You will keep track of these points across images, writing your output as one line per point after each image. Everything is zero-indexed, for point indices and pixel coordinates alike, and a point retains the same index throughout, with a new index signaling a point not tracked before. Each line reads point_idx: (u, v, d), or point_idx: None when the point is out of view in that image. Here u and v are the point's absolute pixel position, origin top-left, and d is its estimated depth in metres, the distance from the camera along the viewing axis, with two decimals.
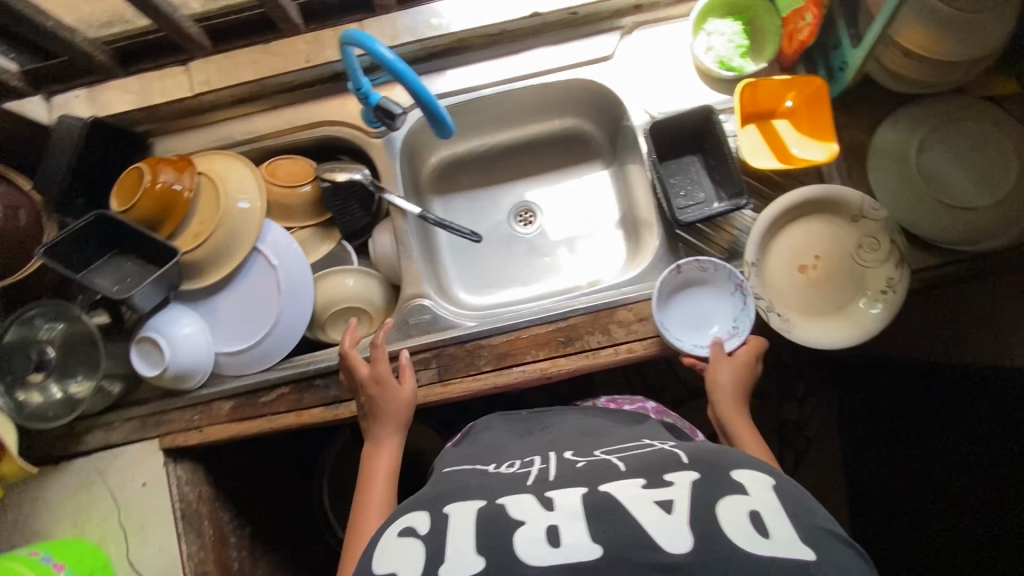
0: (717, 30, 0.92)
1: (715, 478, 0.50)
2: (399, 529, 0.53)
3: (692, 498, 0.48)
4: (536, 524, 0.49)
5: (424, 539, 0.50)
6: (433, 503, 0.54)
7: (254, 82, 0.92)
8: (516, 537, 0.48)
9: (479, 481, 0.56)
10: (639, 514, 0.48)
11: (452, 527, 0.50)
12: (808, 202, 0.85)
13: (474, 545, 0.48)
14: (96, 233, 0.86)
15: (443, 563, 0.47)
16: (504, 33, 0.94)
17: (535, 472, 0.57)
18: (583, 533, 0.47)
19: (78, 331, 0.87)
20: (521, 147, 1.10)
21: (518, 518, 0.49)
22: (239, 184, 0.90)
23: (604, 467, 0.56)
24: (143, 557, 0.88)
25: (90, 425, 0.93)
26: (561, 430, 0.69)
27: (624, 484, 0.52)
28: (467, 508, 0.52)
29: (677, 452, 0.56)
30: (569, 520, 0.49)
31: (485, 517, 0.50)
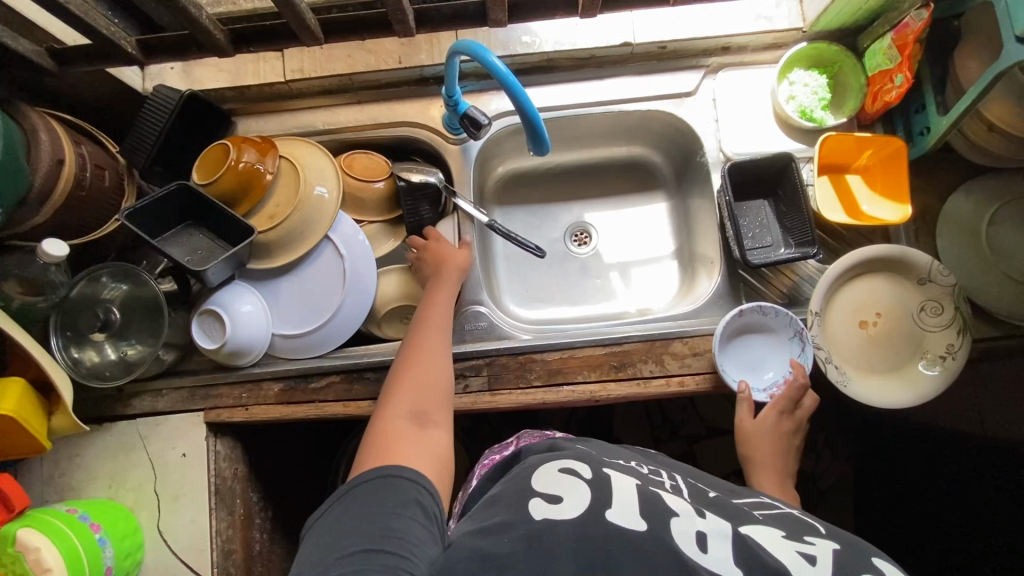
0: (801, 80, 0.93)
1: (857, 554, 0.51)
2: (561, 467, 0.62)
3: (834, 561, 0.49)
4: (687, 522, 0.53)
5: (587, 484, 0.58)
6: (591, 463, 0.63)
7: (344, 75, 0.95)
8: (671, 526, 0.52)
9: (625, 467, 0.64)
10: (780, 554, 0.50)
11: (617, 488, 0.57)
12: (874, 260, 0.85)
13: (636, 508, 0.54)
14: (175, 202, 0.87)
15: (609, 507, 0.54)
16: (594, 58, 0.96)
17: (669, 483, 0.63)
18: (728, 550, 0.50)
19: (144, 295, 0.88)
20: (586, 169, 1.12)
21: (672, 510, 0.55)
22: (318, 172, 0.91)
23: (738, 508, 0.59)
24: (174, 527, 0.89)
25: (138, 389, 0.93)
26: (669, 462, 0.73)
27: (765, 529, 0.54)
28: (626, 481, 0.59)
29: (816, 522, 0.57)
30: (717, 536, 0.52)
31: (641, 495, 0.56)
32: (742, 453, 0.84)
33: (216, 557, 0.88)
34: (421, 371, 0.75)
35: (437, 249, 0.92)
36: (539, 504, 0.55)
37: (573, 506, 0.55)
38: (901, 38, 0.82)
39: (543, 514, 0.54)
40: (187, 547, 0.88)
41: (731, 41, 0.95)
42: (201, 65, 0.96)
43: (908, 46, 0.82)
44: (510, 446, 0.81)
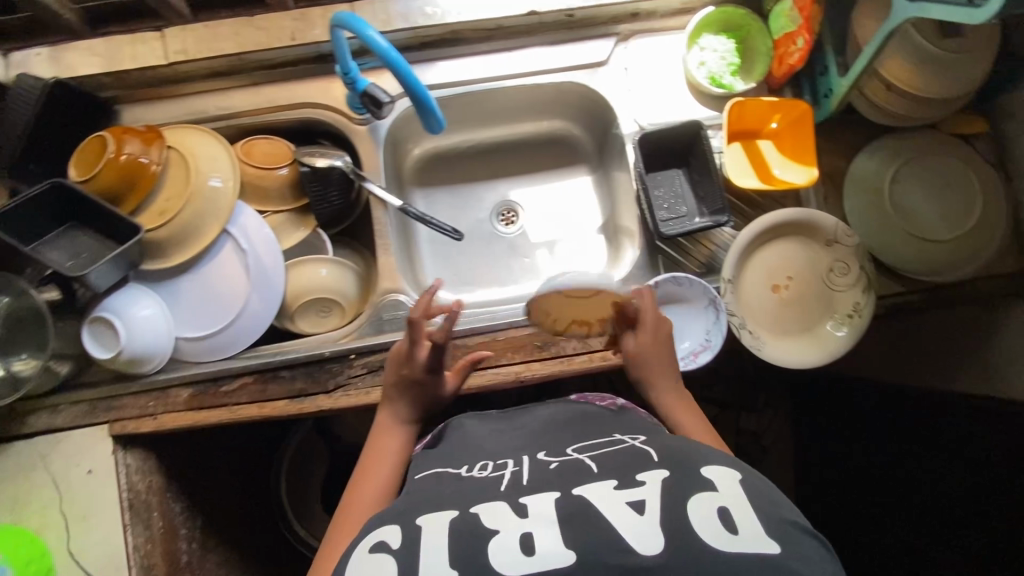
0: (711, 46, 0.92)
1: (686, 475, 0.53)
2: (369, 545, 0.52)
3: (661, 502, 0.50)
4: (509, 534, 0.50)
5: (399, 555, 0.50)
6: (406, 515, 0.54)
7: (234, 55, 0.88)
8: (489, 549, 0.49)
9: (451, 489, 0.57)
10: (610, 517, 0.50)
11: (427, 541, 0.50)
12: (782, 225, 0.87)
13: (447, 558, 0.49)
14: (52, 203, 0.81)
15: None
16: (501, 28, 0.92)
17: (507, 477, 0.57)
18: (556, 539, 0.49)
19: (25, 305, 0.81)
20: (507, 146, 1.09)
21: (491, 529, 0.51)
22: (211, 161, 0.86)
23: (575, 469, 0.56)
24: (86, 548, 0.84)
25: (33, 406, 0.87)
26: (531, 420, 0.68)
27: (595, 487, 0.53)
28: (442, 522, 0.52)
29: (649, 448, 0.57)
30: (545, 526, 0.50)
31: (454, 532, 0.51)
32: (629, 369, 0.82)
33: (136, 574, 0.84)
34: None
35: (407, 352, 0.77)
36: None
37: None
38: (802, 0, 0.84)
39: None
40: (102, 567, 0.83)
41: (638, 8, 0.92)
42: (72, 50, 0.87)
43: (807, 8, 0.83)
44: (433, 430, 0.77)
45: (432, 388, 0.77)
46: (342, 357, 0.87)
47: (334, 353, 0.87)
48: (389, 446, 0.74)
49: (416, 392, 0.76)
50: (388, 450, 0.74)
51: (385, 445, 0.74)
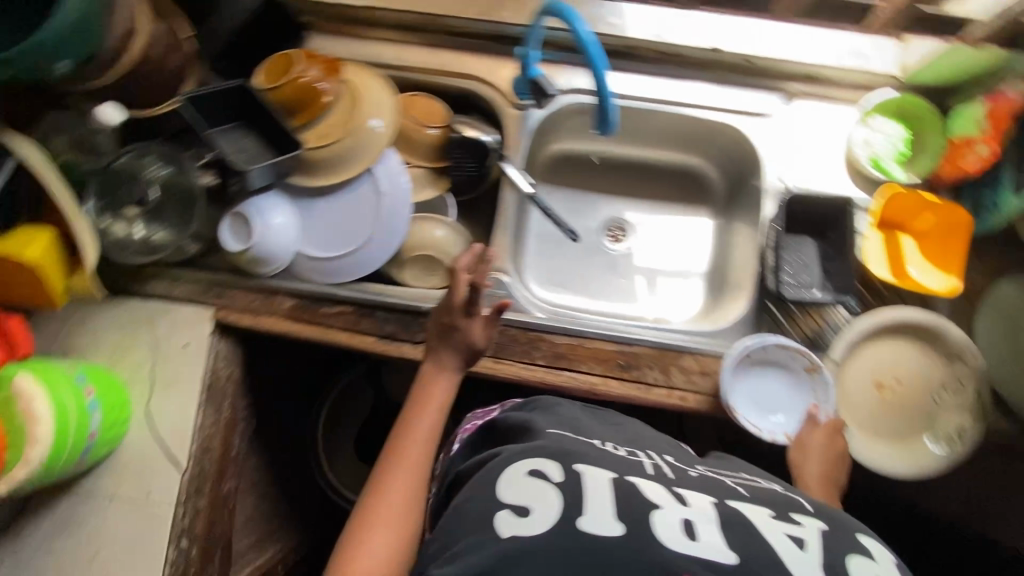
0: (881, 128, 0.91)
1: (842, 534, 0.50)
2: (527, 467, 0.53)
3: (821, 545, 0.48)
4: (671, 512, 0.49)
5: (558, 487, 0.50)
6: (561, 457, 0.54)
7: (428, 16, 0.94)
8: (652, 519, 0.48)
9: (597, 454, 0.57)
10: (771, 536, 0.48)
11: (587, 486, 0.50)
12: (907, 326, 0.85)
13: (612, 510, 0.48)
14: (234, 99, 0.87)
15: (581, 515, 0.47)
16: (677, 55, 0.93)
17: (648, 464, 0.57)
18: (718, 535, 0.47)
19: (182, 183, 0.88)
20: (638, 166, 1.10)
21: (654, 502, 0.49)
22: (378, 103, 0.91)
23: (717, 484, 0.56)
24: (162, 412, 0.92)
25: (157, 273, 0.94)
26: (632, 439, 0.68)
27: (753, 508, 0.51)
28: (601, 476, 0.52)
29: (800, 499, 0.55)
30: (704, 521, 0.48)
31: (616, 489, 0.50)
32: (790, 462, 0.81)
33: (194, 450, 0.92)
34: (386, 511, 0.70)
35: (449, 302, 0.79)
36: (506, 518, 0.48)
37: (542, 520, 0.47)
38: (999, 111, 0.81)
39: (511, 531, 0.47)
40: (170, 433, 0.91)
41: (819, 71, 0.92)
42: None
43: (1001, 121, 0.81)
44: (495, 412, 0.82)
45: (468, 342, 0.80)
46: None
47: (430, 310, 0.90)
48: (436, 395, 0.79)
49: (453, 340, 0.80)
50: (436, 398, 0.79)
51: (433, 393, 0.79)
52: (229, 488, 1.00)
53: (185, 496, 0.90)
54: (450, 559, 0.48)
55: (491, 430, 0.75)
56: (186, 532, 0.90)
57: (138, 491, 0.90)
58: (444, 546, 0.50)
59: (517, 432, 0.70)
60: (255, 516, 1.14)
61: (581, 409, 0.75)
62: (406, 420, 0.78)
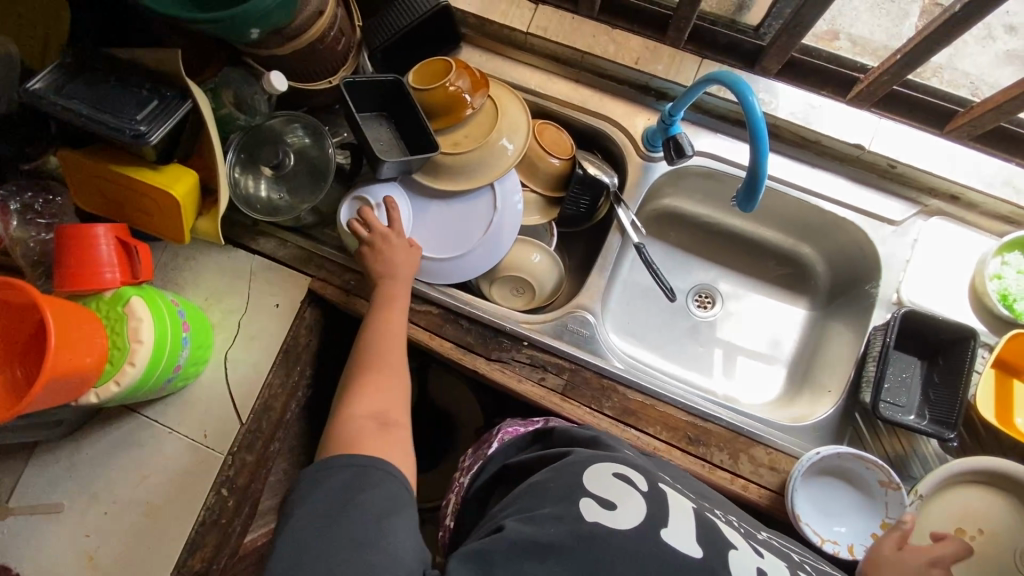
0: (1015, 264, 0.86)
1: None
2: (617, 470, 0.61)
3: None
4: (745, 555, 0.55)
5: (643, 494, 0.58)
6: (646, 473, 0.62)
7: (580, 52, 0.96)
8: (730, 555, 0.54)
9: (672, 483, 0.65)
10: None
11: (673, 507, 0.57)
12: (1005, 476, 0.79)
13: (695, 533, 0.55)
14: (384, 92, 0.92)
15: (666, 525, 0.55)
16: (818, 144, 0.92)
17: (721, 513, 0.64)
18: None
19: (318, 157, 0.94)
20: (743, 242, 1.09)
21: (729, 541, 0.56)
22: (513, 125, 0.94)
23: (782, 552, 0.60)
24: (240, 361, 0.96)
25: (269, 232, 0.99)
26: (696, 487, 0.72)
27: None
28: (683, 502, 0.60)
29: None
30: None
31: (699, 520, 0.57)
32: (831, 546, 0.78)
33: (257, 406, 0.94)
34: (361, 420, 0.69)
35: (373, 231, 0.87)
36: (593, 504, 0.55)
37: (627, 517, 0.55)
38: None
39: (595, 517, 0.54)
40: (241, 383, 0.95)
41: (964, 193, 0.89)
42: None
43: None
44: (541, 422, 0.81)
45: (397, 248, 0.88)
46: (516, 338, 0.92)
47: (511, 331, 0.92)
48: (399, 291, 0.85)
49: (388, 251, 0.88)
50: (398, 297, 0.85)
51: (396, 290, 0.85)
52: (275, 449, 1.01)
53: (237, 447, 0.93)
54: (535, 515, 0.55)
55: (545, 433, 0.78)
56: (227, 482, 0.92)
57: (197, 429, 0.94)
58: (526, 504, 0.58)
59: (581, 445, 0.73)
60: (283, 481, 1.15)
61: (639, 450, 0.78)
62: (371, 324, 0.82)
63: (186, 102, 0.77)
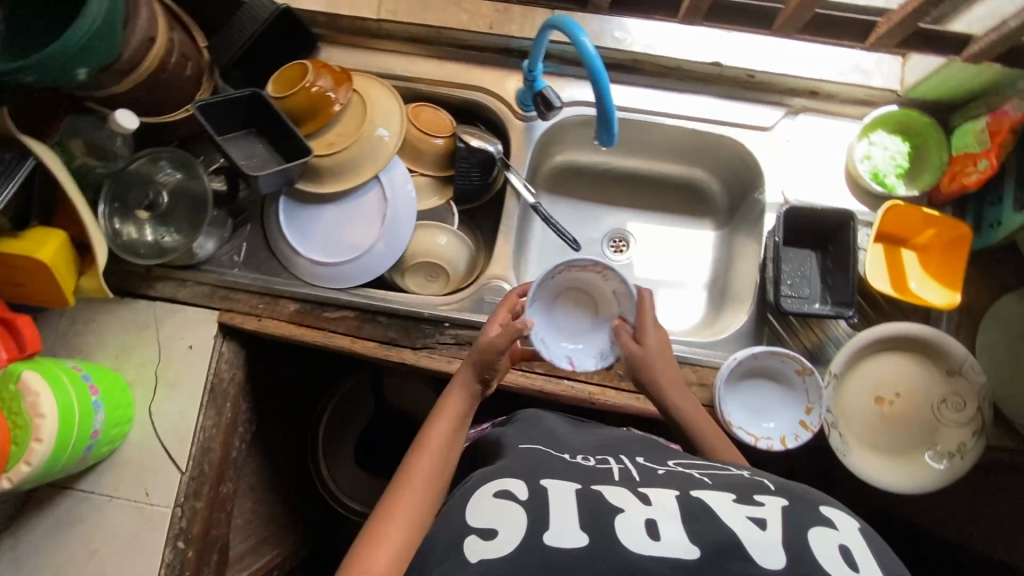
0: (881, 142, 0.91)
1: (803, 507, 0.51)
2: (493, 490, 0.53)
3: (784, 521, 0.49)
4: (633, 514, 0.50)
5: (523, 506, 0.51)
6: (528, 475, 0.55)
7: (434, 28, 0.96)
8: (616, 524, 0.49)
9: (562, 464, 0.58)
10: (730, 521, 0.48)
11: (553, 499, 0.51)
12: (909, 339, 0.83)
13: (577, 521, 0.49)
14: (246, 107, 0.90)
15: (547, 528, 0.48)
16: (680, 70, 0.95)
17: (616, 470, 0.58)
18: (680, 531, 0.48)
19: (193, 187, 0.91)
20: (641, 180, 1.11)
21: (616, 505, 0.51)
22: (384, 113, 0.93)
23: (685, 477, 0.56)
24: (164, 412, 0.93)
25: (164, 275, 0.96)
26: (612, 438, 0.71)
27: (713, 495, 0.52)
28: (565, 488, 0.53)
29: (763, 478, 0.56)
30: (667, 518, 0.49)
31: (581, 499, 0.51)
32: (640, 383, 0.78)
33: (195, 451, 0.92)
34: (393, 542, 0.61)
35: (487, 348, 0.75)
36: (473, 543, 0.48)
37: (509, 538, 0.48)
38: (997, 124, 0.80)
39: (479, 555, 0.47)
40: (171, 432, 0.92)
41: (821, 87, 0.93)
42: None
43: (1000, 133, 0.80)
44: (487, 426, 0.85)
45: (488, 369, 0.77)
46: (437, 322, 0.91)
47: (431, 316, 0.91)
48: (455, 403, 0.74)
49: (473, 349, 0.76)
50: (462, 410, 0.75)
51: (452, 401, 0.75)
52: (227, 491, 0.99)
53: (183, 497, 0.90)
54: None
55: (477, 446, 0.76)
56: (182, 534, 0.90)
57: (138, 489, 0.91)
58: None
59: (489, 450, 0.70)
60: (253, 521, 1.13)
61: (556, 416, 0.77)
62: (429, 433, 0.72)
63: (27, 161, 0.75)
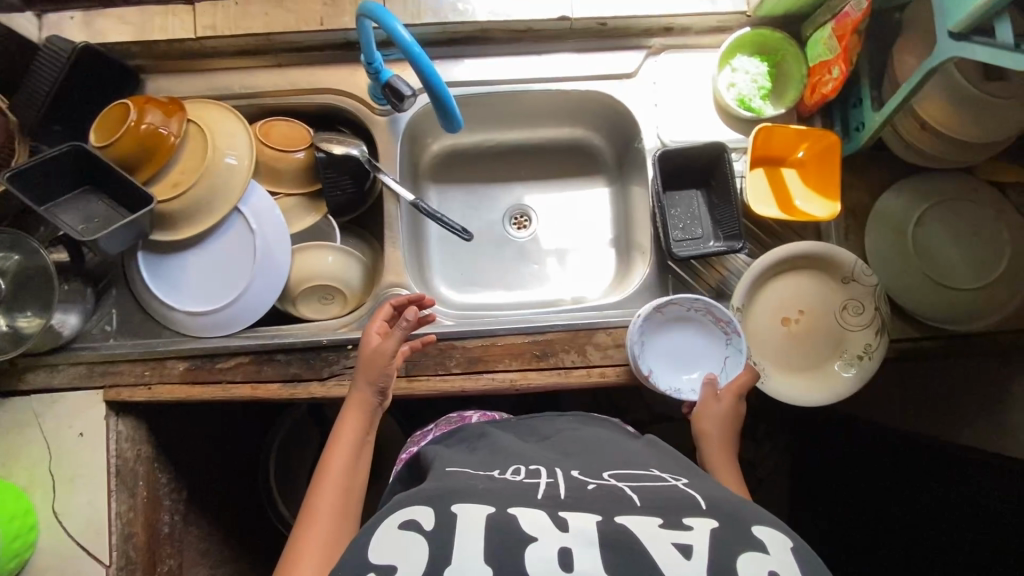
0: (743, 67, 0.90)
1: (734, 530, 0.47)
2: (398, 519, 0.49)
3: (710, 550, 0.44)
4: (548, 543, 0.45)
5: (427, 538, 0.47)
6: (439, 500, 0.50)
7: (262, 35, 0.89)
8: (527, 555, 0.44)
9: (486, 485, 0.52)
10: (655, 551, 0.44)
11: (460, 529, 0.46)
12: (801, 257, 0.84)
13: (482, 553, 0.44)
14: (68, 165, 0.80)
15: (449, 564, 0.44)
16: (531, 31, 0.91)
17: (542, 487, 0.53)
18: (597, 561, 0.44)
19: (33, 265, 0.83)
20: (527, 149, 1.08)
21: (530, 534, 0.46)
22: (229, 139, 0.86)
23: (615, 496, 0.51)
24: (69, 510, 0.85)
25: (33, 364, 0.88)
26: (562, 443, 0.67)
27: (640, 521, 0.47)
28: (478, 511, 0.48)
29: (696, 495, 0.51)
30: (584, 543, 0.45)
31: (491, 527, 0.46)
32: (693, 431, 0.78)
33: (115, 541, 0.85)
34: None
35: (373, 352, 0.77)
36: None
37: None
38: (841, 27, 0.80)
39: None
40: (82, 530, 0.85)
41: (673, 22, 0.91)
42: (104, 16, 0.88)
43: (846, 37, 0.79)
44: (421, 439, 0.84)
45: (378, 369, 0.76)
46: (339, 346, 0.86)
47: (331, 342, 0.86)
48: (355, 421, 0.74)
49: (361, 362, 0.77)
50: (358, 418, 0.74)
51: (352, 419, 0.74)
52: (167, 568, 0.94)
53: None
54: None
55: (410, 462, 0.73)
56: None
57: None
58: None
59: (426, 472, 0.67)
60: None
61: (506, 431, 0.73)
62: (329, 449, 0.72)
63: None
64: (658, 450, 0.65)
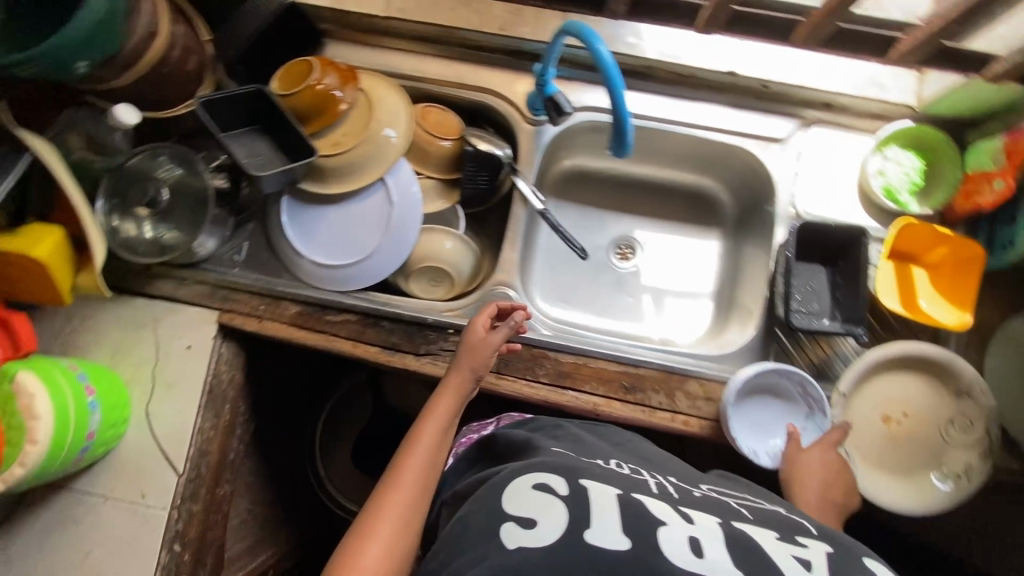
0: (895, 158, 0.90)
1: (848, 555, 0.48)
2: (531, 481, 0.52)
3: (830, 567, 0.46)
4: (675, 529, 0.47)
5: (564, 502, 0.49)
6: (565, 472, 0.53)
7: (445, 27, 0.95)
8: (658, 535, 0.46)
9: (602, 470, 0.56)
10: (776, 556, 0.46)
11: (594, 502, 0.49)
12: (918, 359, 0.83)
13: (619, 526, 0.46)
14: (249, 104, 0.87)
15: (588, 527, 0.46)
16: (694, 77, 0.94)
17: (652, 483, 0.55)
18: (724, 552, 0.45)
19: (193, 185, 0.90)
20: (650, 186, 1.10)
21: (658, 518, 0.48)
22: (390, 113, 0.91)
23: (724, 506, 0.53)
24: (161, 412, 0.91)
25: (163, 273, 0.95)
26: (640, 452, 0.70)
27: (758, 529, 0.49)
28: (605, 490, 0.51)
29: (804, 522, 0.53)
30: (710, 538, 0.47)
31: (622, 504, 0.49)
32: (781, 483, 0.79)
33: (192, 453, 0.90)
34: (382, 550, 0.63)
35: (477, 344, 0.80)
36: (510, 529, 0.48)
37: (547, 531, 0.46)
38: (1014, 144, 0.80)
39: (518, 542, 0.46)
40: (167, 434, 0.90)
41: (836, 99, 0.92)
42: None
43: (1017, 154, 0.79)
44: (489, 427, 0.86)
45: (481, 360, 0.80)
46: (441, 328, 0.89)
47: (434, 322, 0.89)
48: (446, 406, 0.75)
49: (464, 351, 0.80)
50: (448, 406, 0.76)
51: (443, 404, 0.76)
52: (224, 492, 0.97)
53: (179, 498, 0.88)
54: None
55: (488, 445, 0.76)
56: (178, 537, 0.87)
57: (132, 491, 0.88)
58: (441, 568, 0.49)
59: (518, 450, 0.70)
60: (249, 521, 1.11)
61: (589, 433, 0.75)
62: (418, 428, 0.74)
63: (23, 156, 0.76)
64: (749, 486, 0.66)
